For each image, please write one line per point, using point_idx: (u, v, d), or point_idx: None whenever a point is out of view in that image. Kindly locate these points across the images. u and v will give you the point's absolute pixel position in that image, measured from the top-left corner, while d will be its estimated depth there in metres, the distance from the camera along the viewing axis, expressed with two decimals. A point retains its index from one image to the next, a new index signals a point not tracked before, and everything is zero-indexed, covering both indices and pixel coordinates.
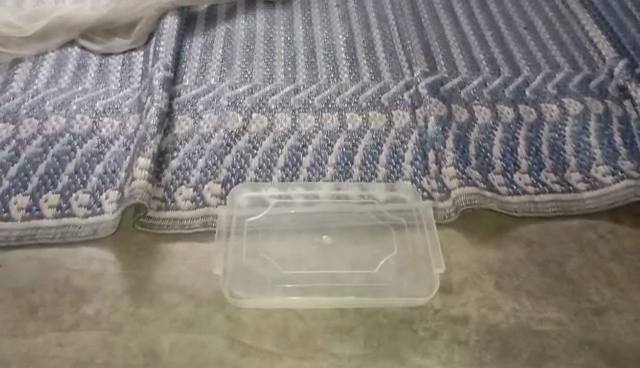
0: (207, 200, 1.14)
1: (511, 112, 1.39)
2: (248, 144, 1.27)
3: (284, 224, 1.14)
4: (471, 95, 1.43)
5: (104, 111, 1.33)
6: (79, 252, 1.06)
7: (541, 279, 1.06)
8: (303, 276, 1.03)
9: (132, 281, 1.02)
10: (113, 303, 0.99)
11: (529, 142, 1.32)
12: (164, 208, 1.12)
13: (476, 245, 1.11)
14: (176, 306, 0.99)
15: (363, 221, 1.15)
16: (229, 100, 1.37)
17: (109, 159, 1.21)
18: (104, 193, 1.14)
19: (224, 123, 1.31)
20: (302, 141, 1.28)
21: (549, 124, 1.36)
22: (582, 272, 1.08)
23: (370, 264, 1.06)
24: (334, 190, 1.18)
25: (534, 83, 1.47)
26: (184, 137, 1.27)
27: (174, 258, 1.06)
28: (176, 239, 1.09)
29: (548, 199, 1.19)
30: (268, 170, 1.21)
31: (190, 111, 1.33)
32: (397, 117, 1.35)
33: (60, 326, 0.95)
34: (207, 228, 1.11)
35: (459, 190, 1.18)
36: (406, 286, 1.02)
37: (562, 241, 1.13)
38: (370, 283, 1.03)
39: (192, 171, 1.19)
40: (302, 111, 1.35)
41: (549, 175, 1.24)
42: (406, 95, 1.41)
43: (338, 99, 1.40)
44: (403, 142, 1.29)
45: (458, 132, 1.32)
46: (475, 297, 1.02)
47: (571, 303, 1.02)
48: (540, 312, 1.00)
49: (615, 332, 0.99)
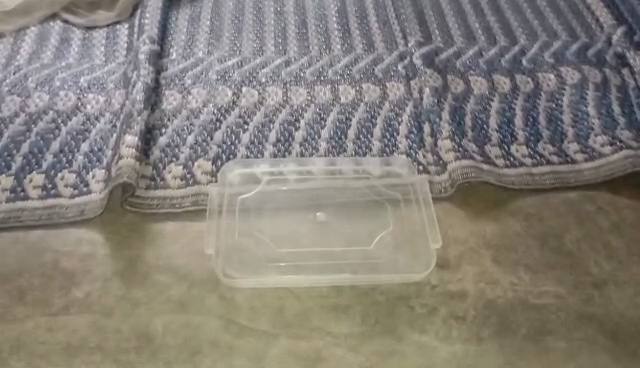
0: (197, 178, 1.11)
1: (508, 82, 1.35)
2: (238, 119, 1.23)
3: (276, 201, 1.11)
4: (466, 65, 1.39)
5: (89, 87, 1.28)
6: (66, 233, 1.03)
7: (540, 253, 1.04)
8: (297, 254, 1.01)
9: (122, 262, 0.99)
10: (103, 285, 0.96)
11: (526, 113, 1.29)
12: (153, 187, 1.09)
13: (474, 220, 1.09)
14: (168, 288, 0.96)
15: (358, 197, 1.12)
16: (218, 74, 1.33)
17: (95, 137, 1.17)
18: (91, 172, 1.11)
19: (213, 98, 1.27)
20: (294, 115, 1.25)
21: (547, 94, 1.33)
22: (581, 245, 1.06)
23: (366, 241, 1.04)
24: (328, 165, 1.15)
25: (531, 52, 1.43)
26: (172, 113, 1.23)
27: (164, 238, 1.03)
28: (166, 218, 1.06)
29: (546, 171, 1.16)
30: (260, 145, 1.18)
31: (178, 86, 1.29)
32: (392, 89, 1.32)
33: (49, 311, 0.93)
34: (198, 207, 1.08)
35: (456, 163, 1.15)
36: (403, 262, 1.00)
37: (560, 214, 1.11)
38: (366, 260, 1.01)
39: (181, 148, 1.16)
40: (293, 84, 1.32)
41: (547, 147, 1.22)
42: (400, 66, 1.38)
43: (330, 71, 1.36)
44: (397, 114, 1.26)
45: (454, 103, 1.29)
46: (473, 272, 1.00)
47: (570, 277, 1.01)
48: (539, 287, 0.99)
49: (614, 305, 0.97)
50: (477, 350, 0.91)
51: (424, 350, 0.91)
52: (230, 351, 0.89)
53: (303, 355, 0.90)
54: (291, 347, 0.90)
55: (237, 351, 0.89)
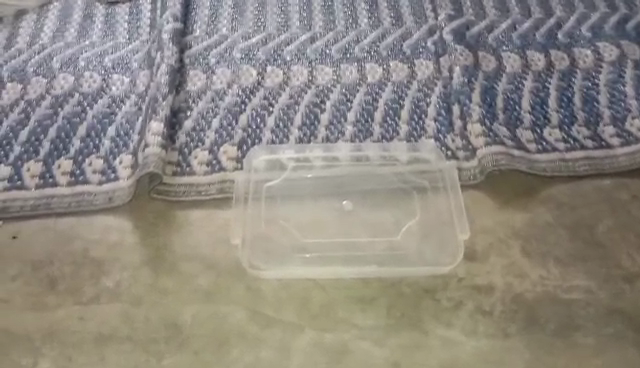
0: (222, 165, 1.11)
1: (542, 59, 1.30)
2: (263, 100, 1.21)
3: (302, 189, 1.10)
4: (499, 40, 1.34)
5: (113, 67, 1.27)
6: (96, 221, 1.05)
7: (570, 244, 1.02)
8: (322, 244, 1.01)
9: (150, 251, 1.00)
10: (132, 274, 0.98)
11: (560, 93, 1.24)
12: (179, 174, 1.09)
13: (503, 208, 1.07)
14: (195, 278, 0.97)
15: (385, 184, 1.11)
16: (242, 52, 1.30)
17: (121, 121, 1.17)
18: (118, 158, 1.11)
19: (238, 78, 1.25)
20: (320, 96, 1.22)
21: (583, 72, 1.28)
22: (613, 236, 1.04)
23: (394, 232, 1.03)
24: (355, 151, 1.14)
25: (568, 25, 1.37)
26: (197, 94, 1.22)
27: (191, 226, 1.04)
28: (192, 206, 1.07)
29: (580, 157, 1.13)
30: (285, 129, 1.16)
31: (202, 66, 1.27)
32: (420, 67, 1.28)
33: (81, 300, 0.95)
34: (224, 195, 1.07)
35: (486, 149, 1.12)
36: (430, 254, 1.00)
37: (593, 202, 1.08)
38: (393, 251, 1.00)
39: (207, 132, 1.15)
40: (319, 63, 1.28)
41: (581, 130, 1.18)
42: (429, 42, 1.33)
43: (357, 48, 1.32)
44: (425, 95, 1.22)
45: (485, 83, 1.25)
46: (501, 264, 0.99)
47: (600, 270, 0.99)
48: (568, 280, 0.98)
49: None
50: (502, 345, 0.91)
51: (449, 344, 0.91)
52: (257, 342, 0.91)
53: (329, 347, 0.91)
54: (317, 339, 0.91)
55: (264, 342, 0.91)
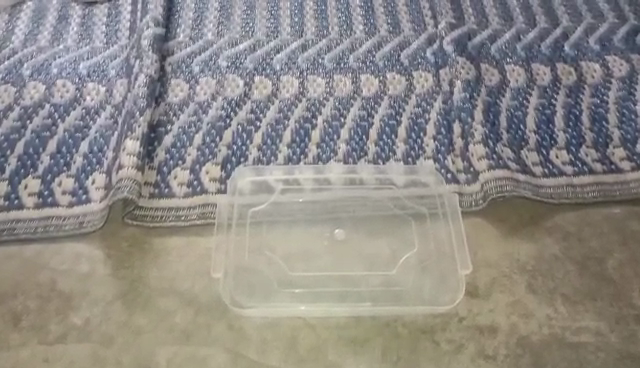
0: (204, 186, 1.02)
1: (548, 73, 1.22)
2: (250, 114, 1.12)
3: (290, 214, 1.02)
4: (502, 51, 1.26)
5: (88, 75, 1.17)
6: (65, 248, 0.96)
7: (579, 280, 0.95)
8: (312, 278, 0.93)
9: (123, 284, 0.92)
10: (103, 310, 0.90)
11: (567, 111, 1.16)
12: (157, 195, 1.00)
13: (507, 238, 0.99)
14: (173, 315, 0.89)
15: (380, 210, 1.03)
16: (228, 60, 1.21)
17: (95, 135, 1.08)
18: (90, 177, 1.02)
19: (223, 89, 1.16)
20: (312, 110, 1.14)
21: (591, 88, 1.20)
22: (625, 271, 0.96)
23: (391, 266, 0.96)
24: (348, 172, 1.05)
25: (575, 36, 1.29)
26: (178, 106, 1.13)
27: (169, 256, 0.95)
28: (171, 232, 0.98)
29: (589, 182, 1.05)
30: (273, 147, 1.08)
31: (184, 74, 1.18)
32: (419, 80, 1.19)
33: (46, 340, 0.87)
34: (206, 221, 0.98)
35: (490, 174, 1.04)
36: (429, 291, 0.92)
37: (602, 232, 1.01)
38: (389, 288, 0.93)
39: (188, 150, 1.06)
40: (310, 72, 1.19)
41: (590, 152, 1.10)
42: (429, 52, 1.24)
43: (351, 57, 1.23)
44: (424, 111, 1.14)
45: (488, 99, 1.17)
46: (505, 302, 0.92)
47: (611, 309, 0.92)
48: (577, 321, 0.90)
49: None
50: None
51: None
52: None
53: None
54: None
55: None
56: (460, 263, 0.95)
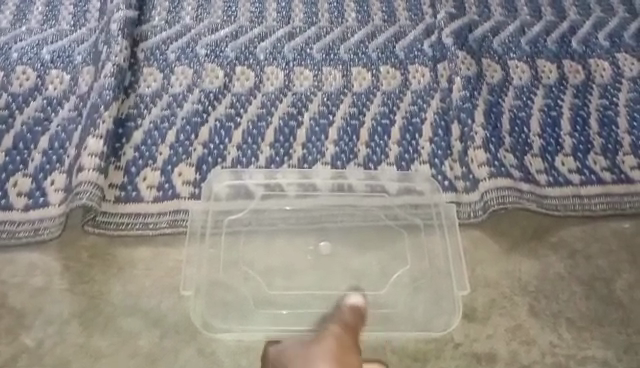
0: (177, 190, 0.92)
1: (554, 70, 1.12)
2: (229, 109, 1.02)
3: (271, 222, 0.93)
4: (506, 45, 1.15)
5: (52, 61, 1.06)
6: (18, 259, 0.86)
7: (585, 303, 0.88)
8: (295, 298, 0.86)
9: (82, 301, 0.84)
10: (60, 330, 0.82)
11: (574, 113, 1.07)
12: (123, 200, 0.91)
13: (508, 255, 0.92)
14: (137, 338, 0.82)
15: (369, 219, 0.94)
16: (207, 48, 1.09)
17: (56, 129, 0.97)
18: (48, 177, 0.91)
19: (201, 81, 1.05)
20: (297, 106, 1.03)
21: (600, 88, 1.11)
22: (635, 293, 0.89)
23: (383, 282, 0.89)
24: (336, 177, 0.96)
25: (583, 31, 1.19)
26: (150, 99, 1.02)
27: (135, 269, 0.87)
28: (140, 243, 0.89)
29: (597, 193, 0.97)
30: (254, 147, 0.98)
31: (159, 63, 1.06)
32: (415, 75, 1.09)
33: None
34: (177, 230, 0.89)
35: (491, 183, 0.95)
36: (422, 314, 0.86)
37: (612, 250, 0.93)
38: (380, 309, 0.86)
39: (159, 147, 0.96)
40: (297, 64, 1.09)
41: (598, 159, 1.01)
42: (427, 44, 1.14)
43: (342, 47, 1.12)
44: (421, 109, 1.04)
45: (490, 98, 1.07)
46: (504, 326, 0.86)
47: (619, 336, 0.86)
48: (583, 349, 0.84)
49: None
50: None
51: None
52: None
53: None
54: None
55: None
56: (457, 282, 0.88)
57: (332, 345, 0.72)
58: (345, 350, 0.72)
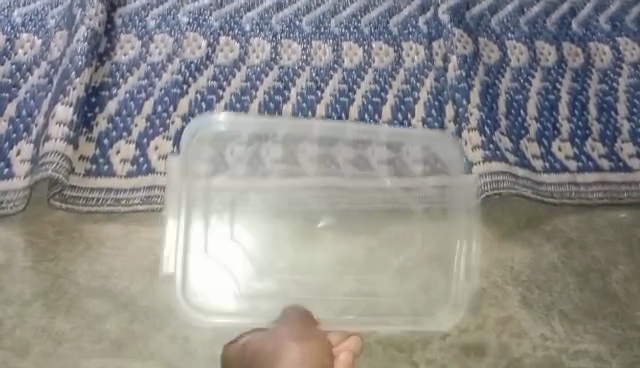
0: (153, 165, 0.88)
1: (553, 52, 1.04)
2: (211, 81, 0.95)
3: (255, 183, 0.91)
4: (503, 24, 1.05)
5: (23, 24, 0.94)
6: None
7: (579, 295, 0.89)
8: (283, 281, 0.87)
9: (46, 281, 0.84)
10: (20, 311, 0.82)
11: (572, 97, 1.00)
12: (94, 174, 0.86)
13: (502, 243, 0.91)
14: (103, 320, 0.83)
15: (360, 204, 0.92)
16: (189, 15, 0.99)
17: (24, 96, 0.89)
18: (14, 146, 0.85)
19: (181, 50, 0.96)
20: (284, 80, 0.97)
21: (599, 72, 1.03)
22: (631, 286, 0.90)
23: (382, 267, 0.89)
24: (324, 138, 0.92)
25: (584, 13, 1.08)
26: (126, 67, 0.94)
27: (102, 248, 0.86)
28: (109, 219, 0.87)
29: (595, 181, 0.93)
30: (234, 120, 0.90)
31: (137, 30, 0.97)
32: (409, 52, 1.01)
33: None
34: (150, 206, 0.86)
35: (484, 167, 0.90)
36: (423, 302, 0.87)
37: (608, 241, 0.92)
38: (365, 297, 0.87)
39: (135, 119, 0.90)
40: (285, 36, 1.00)
41: (596, 146, 0.96)
42: (423, 20, 1.04)
43: (333, 20, 1.02)
44: (414, 88, 0.98)
45: (486, 79, 1.00)
46: (495, 318, 0.86)
47: (615, 332, 0.87)
48: (575, 343, 0.86)
49: None
50: None
51: None
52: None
53: None
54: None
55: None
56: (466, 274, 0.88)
57: (298, 328, 0.72)
58: (309, 330, 0.72)
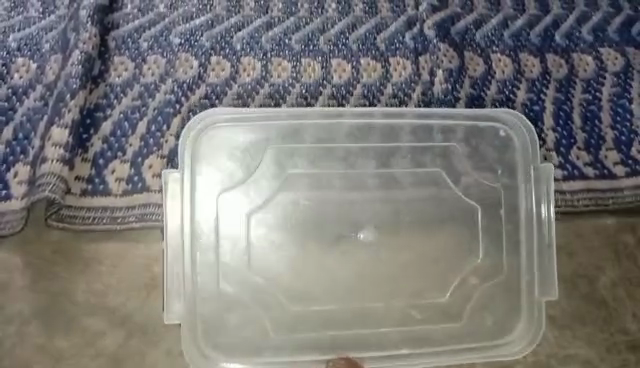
0: (147, 183, 0.91)
1: (537, 65, 1.04)
2: (204, 100, 0.96)
3: (250, 194, 0.90)
4: (487, 39, 1.04)
5: (19, 48, 0.92)
6: None
7: (568, 301, 0.99)
8: (300, 295, 0.90)
9: (43, 299, 0.89)
10: (20, 329, 0.89)
11: (557, 107, 1.02)
12: (90, 193, 0.90)
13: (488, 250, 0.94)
14: (103, 337, 0.90)
15: (401, 211, 0.94)
16: (181, 37, 0.97)
17: (20, 119, 0.89)
18: (12, 169, 0.87)
19: (174, 70, 0.96)
20: (274, 98, 0.98)
21: (582, 84, 1.04)
22: (617, 291, 1.01)
23: (436, 295, 0.93)
24: (323, 132, 0.90)
25: (566, 26, 1.05)
26: (121, 88, 0.94)
27: (100, 267, 0.91)
28: (108, 237, 0.92)
29: (580, 188, 0.99)
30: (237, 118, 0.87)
31: (131, 52, 0.95)
32: (396, 68, 1.02)
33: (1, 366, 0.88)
34: (145, 223, 0.91)
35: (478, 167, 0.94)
36: (498, 323, 0.92)
37: (595, 248, 1.01)
38: (401, 327, 0.91)
39: (129, 139, 0.92)
40: (275, 55, 0.99)
41: (581, 154, 1.00)
42: (409, 36, 1.03)
43: (322, 38, 1.01)
44: (402, 102, 1.02)
45: (471, 91, 1.03)
46: None
47: (602, 335, 0.99)
48: (565, 348, 0.98)
49: None
50: None
51: None
52: None
53: None
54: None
55: None
56: (536, 283, 0.91)
57: None
58: None
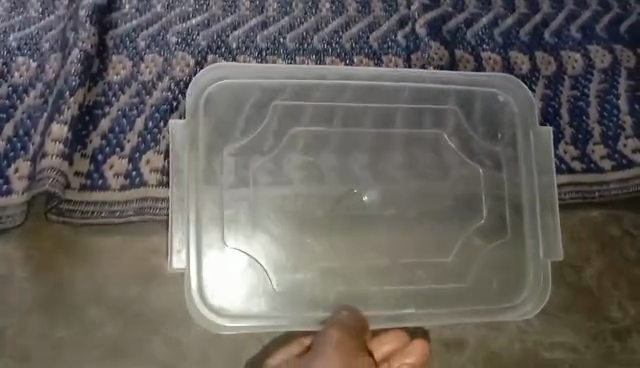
0: (145, 178, 0.93)
1: (526, 62, 1.06)
2: None
3: (255, 164, 0.91)
4: (478, 37, 1.07)
5: (19, 48, 0.94)
6: None
7: (555, 291, 1.02)
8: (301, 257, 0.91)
9: (45, 291, 0.92)
10: (22, 320, 0.91)
11: (545, 104, 1.05)
12: (89, 188, 0.92)
13: None
14: (103, 327, 0.92)
15: (395, 184, 0.96)
16: (178, 36, 0.99)
17: (21, 116, 0.92)
18: (13, 164, 0.90)
19: (171, 69, 0.98)
20: None
21: (571, 80, 1.06)
22: (603, 281, 1.03)
23: (438, 254, 0.94)
24: (329, 91, 0.92)
25: (555, 24, 1.08)
26: (119, 86, 0.96)
27: (100, 259, 0.94)
28: (106, 231, 0.94)
29: (567, 182, 1.02)
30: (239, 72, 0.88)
31: (129, 51, 0.97)
32: (389, 66, 1.04)
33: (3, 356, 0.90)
34: (143, 217, 0.93)
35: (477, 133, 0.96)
36: (501, 287, 0.92)
37: (582, 239, 1.04)
38: (405, 286, 0.91)
39: (127, 135, 0.94)
40: (270, 53, 1.01)
41: (568, 149, 1.03)
42: (401, 36, 1.06)
43: (316, 37, 1.03)
44: None
45: None
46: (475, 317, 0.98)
47: (589, 324, 1.02)
48: (552, 336, 1.01)
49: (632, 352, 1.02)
50: None
51: None
52: None
53: None
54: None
55: None
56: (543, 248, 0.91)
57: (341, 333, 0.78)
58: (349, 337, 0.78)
